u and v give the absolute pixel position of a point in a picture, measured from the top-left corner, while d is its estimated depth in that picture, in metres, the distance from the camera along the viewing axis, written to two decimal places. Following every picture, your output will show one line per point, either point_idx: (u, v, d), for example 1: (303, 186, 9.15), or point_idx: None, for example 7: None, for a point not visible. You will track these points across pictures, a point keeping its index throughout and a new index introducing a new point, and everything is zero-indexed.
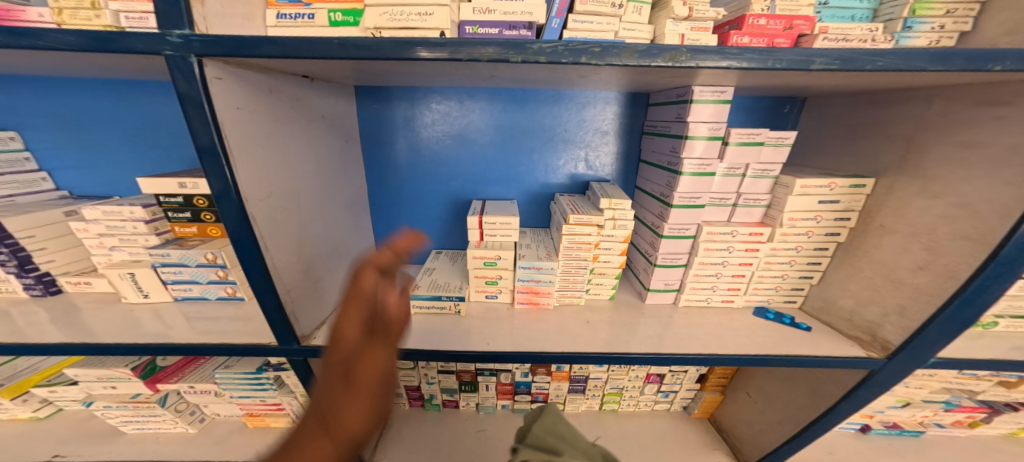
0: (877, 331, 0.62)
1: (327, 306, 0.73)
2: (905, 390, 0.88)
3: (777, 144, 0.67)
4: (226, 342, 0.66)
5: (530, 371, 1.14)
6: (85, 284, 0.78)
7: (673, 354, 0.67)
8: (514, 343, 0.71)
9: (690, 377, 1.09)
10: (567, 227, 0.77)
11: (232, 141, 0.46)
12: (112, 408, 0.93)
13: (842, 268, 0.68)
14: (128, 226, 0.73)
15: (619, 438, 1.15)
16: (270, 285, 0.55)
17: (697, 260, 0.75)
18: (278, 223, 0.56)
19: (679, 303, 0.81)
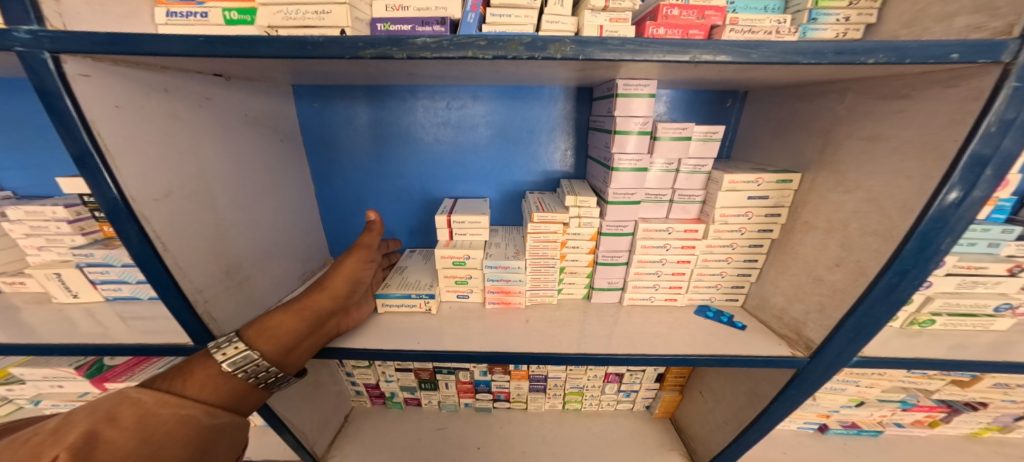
0: (801, 329, 0.60)
1: (257, 306, 0.72)
2: (856, 389, 0.87)
3: (707, 139, 0.64)
4: (146, 342, 0.66)
5: (487, 370, 1.13)
6: (19, 284, 0.77)
7: (600, 353, 0.66)
8: (442, 343, 0.71)
9: (649, 376, 1.09)
10: (530, 226, 0.74)
11: (108, 139, 0.46)
12: (61, 406, 0.93)
13: (773, 265, 0.66)
14: (50, 225, 0.70)
15: (579, 438, 1.15)
16: (172, 286, 0.54)
17: (636, 257, 0.73)
18: (182, 221, 0.55)
19: (624, 302, 0.80)
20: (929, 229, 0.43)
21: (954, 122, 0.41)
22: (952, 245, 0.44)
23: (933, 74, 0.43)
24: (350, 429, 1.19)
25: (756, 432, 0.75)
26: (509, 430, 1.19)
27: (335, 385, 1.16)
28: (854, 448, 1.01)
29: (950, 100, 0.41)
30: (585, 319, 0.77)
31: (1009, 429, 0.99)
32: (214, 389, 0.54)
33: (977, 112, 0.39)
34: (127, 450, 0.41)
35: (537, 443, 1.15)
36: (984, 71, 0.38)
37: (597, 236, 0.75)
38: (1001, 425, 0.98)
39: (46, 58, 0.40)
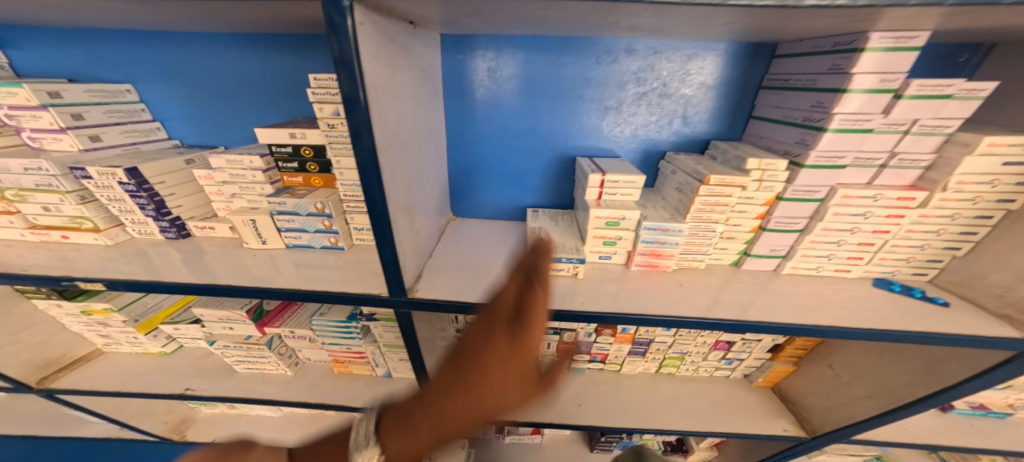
0: None
1: (422, 257, 0.78)
2: None
3: (967, 97, 0.56)
4: (338, 288, 0.68)
5: (595, 331, 1.13)
6: (210, 229, 0.84)
7: (782, 324, 0.66)
8: (606, 304, 0.71)
9: (761, 346, 1.06)
10: (703, 190, 0.70)
11: (370, 96, 0.48)
12: (229, 347, 1.00)
13: (1002, 238, 0.63)
14: (247, 175, 0.77)
15: (681, 400, 1.18)
16: (389, 236, 0.60)
17: (819, 225, 0.69)
18: (394, 172, 0.58)
19: (782, 271, 0.77)
20: None
21: None
22: None
23: None
24: None
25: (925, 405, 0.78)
26: (604, 388, 1.23)
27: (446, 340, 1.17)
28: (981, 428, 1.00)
29: None
30: (725, 285, 0.76)
31: None
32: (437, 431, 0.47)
33: None
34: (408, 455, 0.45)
35: (636, 402, 1.19)
36: None
37: (773, 200, 0.70)
38: None
39: (347, 6, 0.40)
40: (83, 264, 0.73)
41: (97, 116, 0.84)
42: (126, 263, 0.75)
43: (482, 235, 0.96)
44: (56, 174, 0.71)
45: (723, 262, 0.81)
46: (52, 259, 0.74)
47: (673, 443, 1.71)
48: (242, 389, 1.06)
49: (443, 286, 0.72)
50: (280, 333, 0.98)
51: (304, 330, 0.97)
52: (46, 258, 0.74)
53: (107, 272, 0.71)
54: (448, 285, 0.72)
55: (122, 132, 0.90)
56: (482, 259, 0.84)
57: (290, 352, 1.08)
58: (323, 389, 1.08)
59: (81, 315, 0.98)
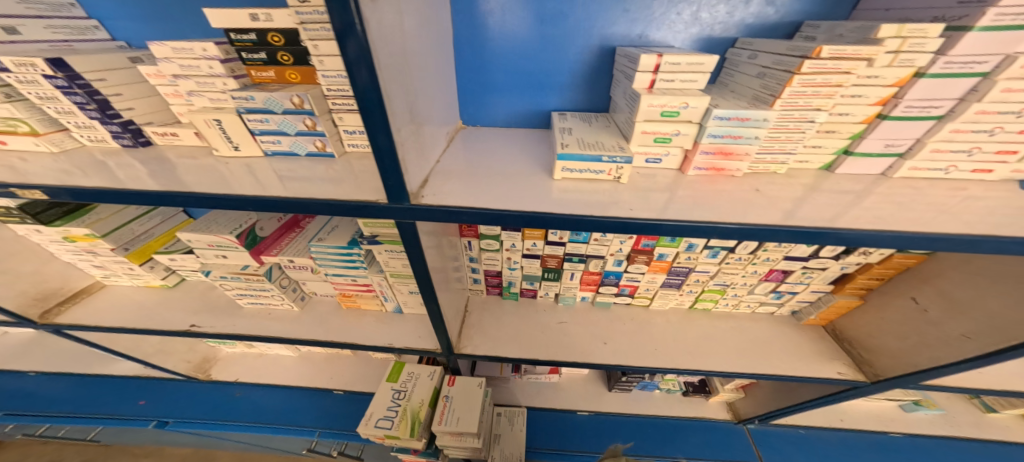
0: None
1: (427, 163, 0.63)
2: None
3: None
4: (329, 197, 0.55)
5: (625, 259, 1.01)
6: (173, 136, 0.70)
7: (902, 232, 0.50)
8: (661, 209, 0.58)
9: (825, 276, 0.94)
10: (807, 64, 0.51)
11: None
12: (228, 279, 0.91)
13: None
14: (203, 66, 0.61)
15: (719, 340, 1.08)
16: (382, 120, 0.45)
17: (974, 108, 0.51)
18: (379, 25, 0.42)
19: (894, 173, 0.60)
20: None
21: None
22: None
23: None
24: (472, 319, 1.16)
25: None
26: (631, 324, 1.15)
27: (458, 272, 1.07)
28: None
29: None
30: (806, 196, 0.59)
31: None
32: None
33: None
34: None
35: (670, 340, 1.09)
36: None
37: (908, 79, 0.51)
38: None
39: None
40: (30, 173, 0.61)
41: (8, 5, 0.68)
42: (81, 173, 0.63)
43: (502, 146, 0.80)
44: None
45: (810, 166, 0.65)
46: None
47: (694, 384, 1.69)
48: (248, 324, 1.00)
49: (456, 193, 0.59)
50: (279, 263, 0.90)
51: (304, 258, 0.88)
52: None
53: (61, 181, 0.60)
54: (463, 194, 0.59)
55: (48, 27, 0.74)
56: (502, 168, 0.69)
57: (294, 286, 0.99)
58: (333, 327, 1.01)
59: (66, 242, 0.91)
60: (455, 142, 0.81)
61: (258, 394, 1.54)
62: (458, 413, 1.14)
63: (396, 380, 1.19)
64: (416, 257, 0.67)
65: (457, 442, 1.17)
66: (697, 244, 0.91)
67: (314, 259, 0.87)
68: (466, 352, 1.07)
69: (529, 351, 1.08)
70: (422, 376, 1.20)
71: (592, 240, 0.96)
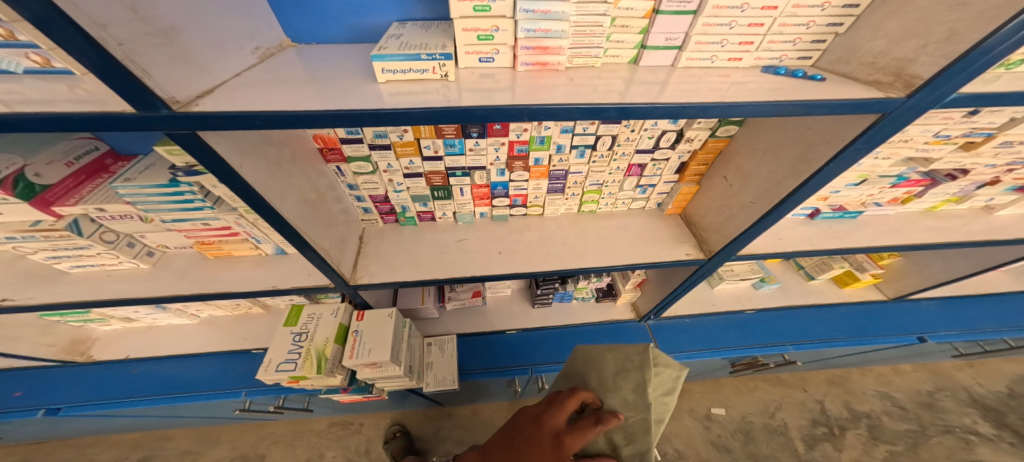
0: (905, 68, 0.60)
1: (201, 68, 0.57)
2: (872, 163, 0.97)
3: None
4: (87, 111, 0.49)
5: (506, 168, 1.05)
6: None
7: (653, 105, 0.63)
8: (487, 100, 0.64)
9: (671, 166, 1.08)
10: None
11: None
12: (20, 240, 0.81)
13: (888, 4, 0.61)
14: None
15: (597, 239, 1.23)
16: (61, 17, 0.38)
17: (711, 3, 0.63)
18: None
19: (678, 64, 0.74)
20: None
21: None
22: None
23: None
24: (368, 248, 1.17)
25: (792, 201, 0.82)
26: (524, 235, 1.25)
27: (338, 203, 1.05)
28: (836, 229, 1.21)
29: None
30: (626, 88, 0.69)
31: (963, 202, 1.25)
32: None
33: None
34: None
35: (555, 244, 1.22)
36: None
37: None
38: (960, 197, 1.21)
39: None
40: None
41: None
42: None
43: (335, 58, 0.76)
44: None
45: (622, 61, 0.77)
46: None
47: (603, 289, 1.89)
48: (89, 289, 0.90)
49: (240, 101, 0.56)
50: (86, 214, 0.81)
51: (119, 205, 0.79)
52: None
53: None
54: (253, 100, 0.57)
55: None
56: (324, 76, 0.68)
57: (132, 241, 0.92)
58: (196, 278, 0.96)
59: None
60: (275, 58, 0.75)
61: (164, 365, 1.39)
62: (369, 345, 1.19)
63: (294, 324, 1.22)
64: (229, 178, 0.63)
65: (378, 372, 1.23)
66: (565, 145, 0.97)
67: (135, 203, 0.79)
68: (363, 281, 1.06)
69: (425, 272, 1.12)
70: (325, 315, 1.24)
71: (468, 150, 0.97)
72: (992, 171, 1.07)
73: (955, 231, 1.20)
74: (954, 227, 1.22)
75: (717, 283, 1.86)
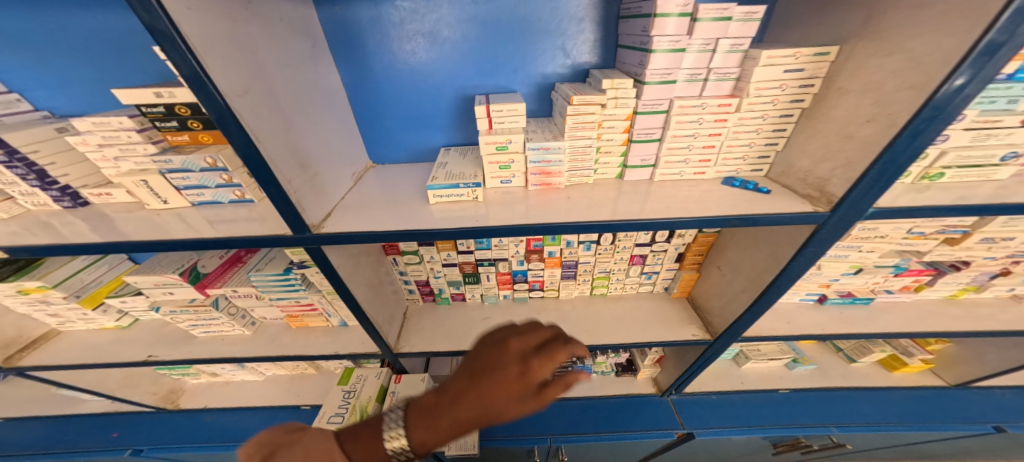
0: (825, 187, 0.74)
1: (326, 196, 0.89)
2: (857, 256, 1.03)
3: (748, 19, 0.72)
4: (257, 233, 0.79)
5: (524, 258, 1.26)
6: (106, 195, 0.92)
7: (630, 220, 0.81)
8: (501, 217, 0.86)
9: (670, 256, 1.22)
10: (571, 108, 0.84)
11: (206, 61, 0.57)
12: (177, 313, 1.11)
13: (802, 132, 0.79)
14: (122, 136, 0.83)
15: (609, 317, 1.35)
16: (270, 176, 0.70)
17: (669, 134, 0.85)
18: (257, 114, 0.68)
19: (655, 178, 0.94)
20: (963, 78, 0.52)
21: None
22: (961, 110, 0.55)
23: None
24: (410, 321, 1.38)
25: (772, 292, 0.91)
26: (543, 314, 1.40)
27: (392, 284, 1.29)
28: (847, 315, 1.23)
29: None
30: (616, 197, 0.91)
31: (984, 290, 1.23)
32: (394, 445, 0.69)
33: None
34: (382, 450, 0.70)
35: (570, 321, 1.36)
36: None
37: (632, 116, 0.85)
38: (978, 286, 1.20)
39: None
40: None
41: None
42: (30, 233, 0.83)
43: (399, 178, 1.07)
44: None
45: (609, 176, 0.98)
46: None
47: (622, 364, 1.92)
48: (202, 350, 1.17)
49: (349, 221, 0.84)
50: (225, 294, 1.08)
51: (247, 286, 1.08)
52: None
53: (15, 239, 0.80)
54: (356, 221, 0.84)
55: None
56: (395, 194, 0.97)
57: (241, 312, 1.20)
58: (280, 342, 1.22)
59: (19, 295, 1.05)
60: (362, 178, 1.09)
61: (228, 416, 1.60)
62: None
63: (345, 384, 1.41)
64: (326, 268, 0.89)
65: None
66: (573, 241, 1.17)
67: (257, 287, 1.07)
68: (405, 350, 1.27)
69: (459, 343, 1.29)
70: (370, 377, 1.42)
71: (493, 246, 1.19)
72: (998, 262, 1.09)
73: (980, 318, 1.18)
74: (979, 314, 1.20)
75: (744, 362, 1.82)
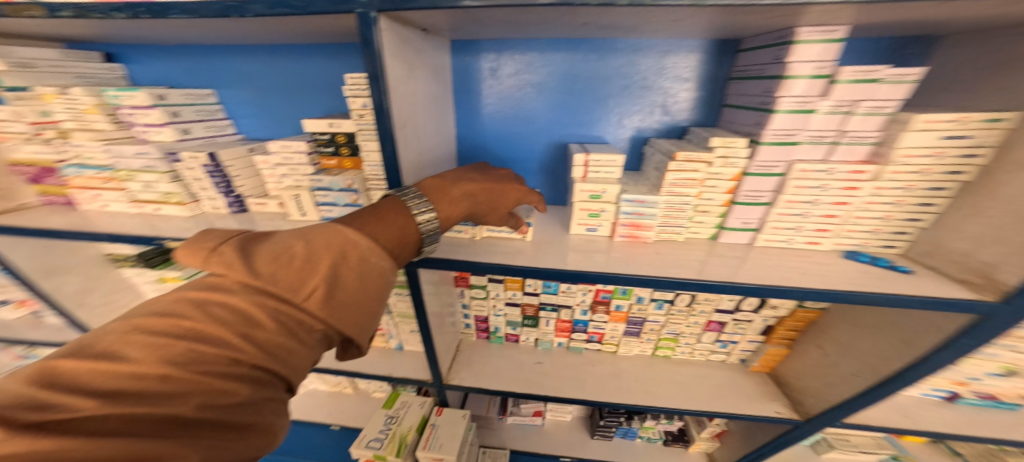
0: (992, 273, 0.66)
1: None
2: (1010, 356, 0.93)
3: (899, 81, 0.67)
4: None
5: (589, 309, 1.21)
6: (265, 205, 1.00)
7: (739, 281, 0.76)
8: (594, 266, 0.83)
9: (754, 328, 1.13)
10: (673, 165, 0.82)
11: (390, 96, 0.68)
12: None
13: (963, 207, 0.71)
14: (297, 156, 0.93)
15: (676, 381, 1.24)
16: None
17: (782, 198, 0.80)
18: (406, 144, 0.77)
19: (756, 243, 0.88)
20: None
21: None
22: None
23: None
24: (461, 356, 1.35)
25: (901, 381, 0.82)
26: (604, 365, 1.32)
27: (453, 315, 1.29)
28: (987, 418, 1.05)
29: None
30: (705, 259, 0.86)
31: None
32: (400, 239, 0.64)
33: None
34: (348, 297, 0.55)
35: (633, 379, 1.26)
36: None
37: (739, 176, 0.81)
38: None
39: (371, 18, 0.60)
40: (166, 230, 0.89)
41: (188, 114, 0.99)
42: (196, 230, 0.91)
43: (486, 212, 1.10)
44: (158, 157, 0.88)
45: (702, 237, 0.94)
46: (147, 226, 0.92)
47: (673, 433, 1.73)
48: None
49: (446, 253, 0.89)
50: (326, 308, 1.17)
51: None
52: (142, 224, 0.92)
53: (186, 235, 0.88)
54: (450, 252, 0.89)
55: (206, 127, 1.05)
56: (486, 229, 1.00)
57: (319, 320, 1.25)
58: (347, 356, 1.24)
59: (157, 282, 1.17)
60: None
61: None
62: (441, 440, 1.27)
63: (389, 408, 1.38)
64: (416, 288, 0.94)
65: None
66: (645, 297, 1.12)
67: None
68: (454, 383, 1.24)
69: (512, 384, 1.24)
70: (413, 405, 1.40)
71: (561, 291, 1.16)
72: None
73: None
74: None
75: (826, 451, 1.60)
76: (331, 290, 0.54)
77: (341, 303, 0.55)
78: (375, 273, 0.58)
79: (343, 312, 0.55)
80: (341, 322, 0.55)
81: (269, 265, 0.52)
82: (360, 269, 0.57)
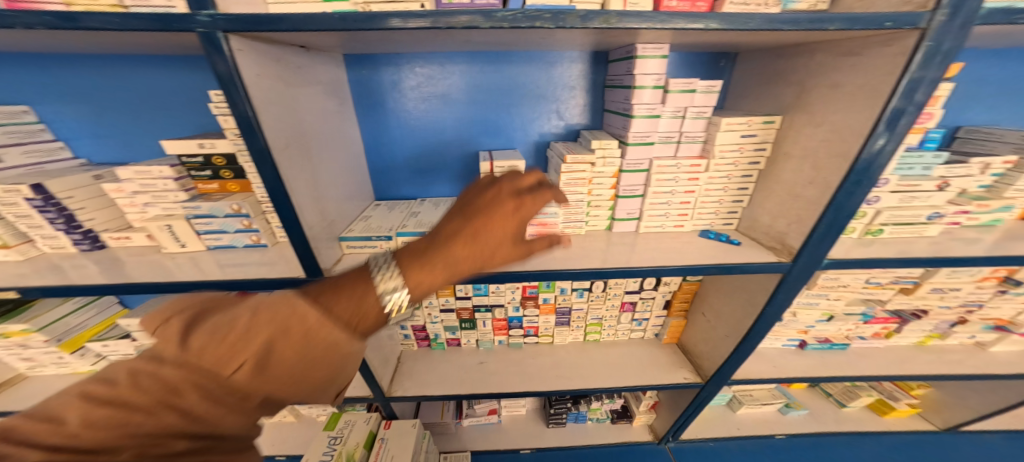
0: (785, 240, 0.83)
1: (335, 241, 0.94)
2: (826, 303, 1.16)
3: (709, 91, 0.84)
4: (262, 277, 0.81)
5: (520, 305, 1.28)
6: (126, 239, 0.94)
7: (615, 267, 0.88)
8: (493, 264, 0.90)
9: (658, 304, 1.29)
10: (565, 166, 0.92)
11: (259, 114, 0.67)
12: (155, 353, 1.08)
13: (761, 191, 0.91)
14: (158, 183, 0.86)
15: (595, 363, 1.36)
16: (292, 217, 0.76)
17: (651, 190, 0.94)
18: (291, 162, 0.76)
19: (640, 230, 1.02)
20: (862, 166, 0.66)
21: (881, 85, 0.62)
22: (879, 175, 0.67)
23: (871, 39, 0.63)
24: (404, 367, 1.34)
25: (755, 335, 0.99)
26: (533, 357, 1.40)
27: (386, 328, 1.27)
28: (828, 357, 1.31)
29: (886, 55, 0.61)
30: (606, 247, 0.97)
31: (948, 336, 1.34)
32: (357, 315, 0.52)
33: (894, 85, 0.60)
34: (286, 372, 0.47)
35: (558, 367, 1.35)
36: (909, 34, 0.57)
37: (618, 174, 0.94)
38: (943, 333, 1.32)
39: (218, 36, 0.58)
40: None
41: None
42: (45, 274, 0.82)
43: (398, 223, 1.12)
44: None
45: (600, 228, 1.05)
46: None
47: (618, 410, 1.86)
48: None
49: None
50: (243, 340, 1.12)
51: None
52: None
53: (30, 280, 0.79)
54: None
55: (26, 152, 0.94)
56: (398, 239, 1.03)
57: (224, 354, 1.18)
58: None
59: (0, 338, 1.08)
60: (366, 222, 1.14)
61: None
62: (393, 452, 1.25)
63: (331, 428, 1.32)
64: None
65: None
66: (567, 288, 1.22)
67: None
68: (397, 394, 1.23)
69: (449, 388, 1.26)
70: (358, 422, 1.33)
71: (491, 292, 1.21)
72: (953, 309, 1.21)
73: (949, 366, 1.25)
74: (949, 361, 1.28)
75: (737, 407, 1.83)
76: (266, 366, 0.46)
77: (280, 381, 0.47)
78: (320, 351, 0.48)
79: (275, 387, 0.47)
80: (282, 392, 0.48)
81: (204, 340, 0.44)
82: (303, 343, 0.47)
